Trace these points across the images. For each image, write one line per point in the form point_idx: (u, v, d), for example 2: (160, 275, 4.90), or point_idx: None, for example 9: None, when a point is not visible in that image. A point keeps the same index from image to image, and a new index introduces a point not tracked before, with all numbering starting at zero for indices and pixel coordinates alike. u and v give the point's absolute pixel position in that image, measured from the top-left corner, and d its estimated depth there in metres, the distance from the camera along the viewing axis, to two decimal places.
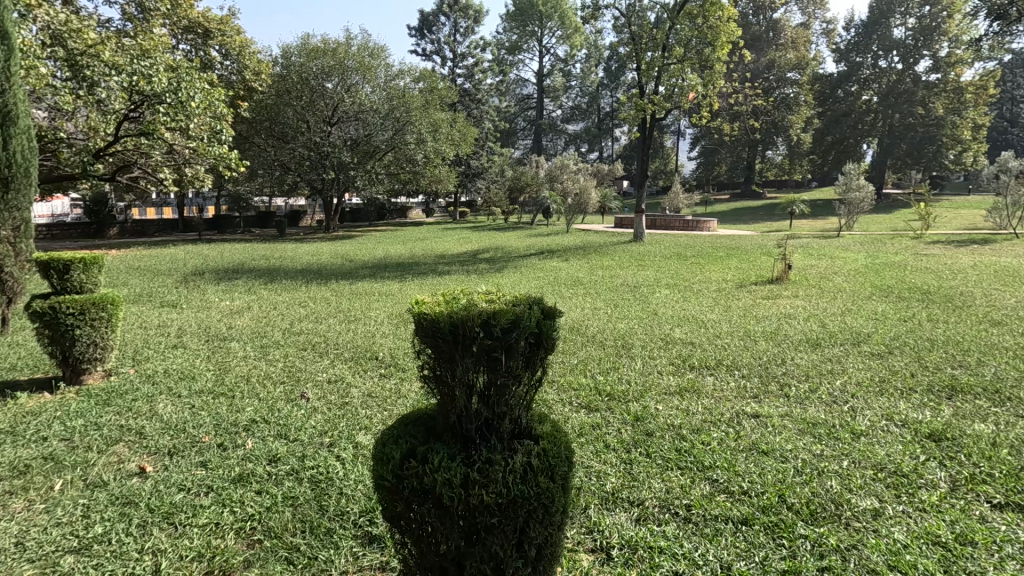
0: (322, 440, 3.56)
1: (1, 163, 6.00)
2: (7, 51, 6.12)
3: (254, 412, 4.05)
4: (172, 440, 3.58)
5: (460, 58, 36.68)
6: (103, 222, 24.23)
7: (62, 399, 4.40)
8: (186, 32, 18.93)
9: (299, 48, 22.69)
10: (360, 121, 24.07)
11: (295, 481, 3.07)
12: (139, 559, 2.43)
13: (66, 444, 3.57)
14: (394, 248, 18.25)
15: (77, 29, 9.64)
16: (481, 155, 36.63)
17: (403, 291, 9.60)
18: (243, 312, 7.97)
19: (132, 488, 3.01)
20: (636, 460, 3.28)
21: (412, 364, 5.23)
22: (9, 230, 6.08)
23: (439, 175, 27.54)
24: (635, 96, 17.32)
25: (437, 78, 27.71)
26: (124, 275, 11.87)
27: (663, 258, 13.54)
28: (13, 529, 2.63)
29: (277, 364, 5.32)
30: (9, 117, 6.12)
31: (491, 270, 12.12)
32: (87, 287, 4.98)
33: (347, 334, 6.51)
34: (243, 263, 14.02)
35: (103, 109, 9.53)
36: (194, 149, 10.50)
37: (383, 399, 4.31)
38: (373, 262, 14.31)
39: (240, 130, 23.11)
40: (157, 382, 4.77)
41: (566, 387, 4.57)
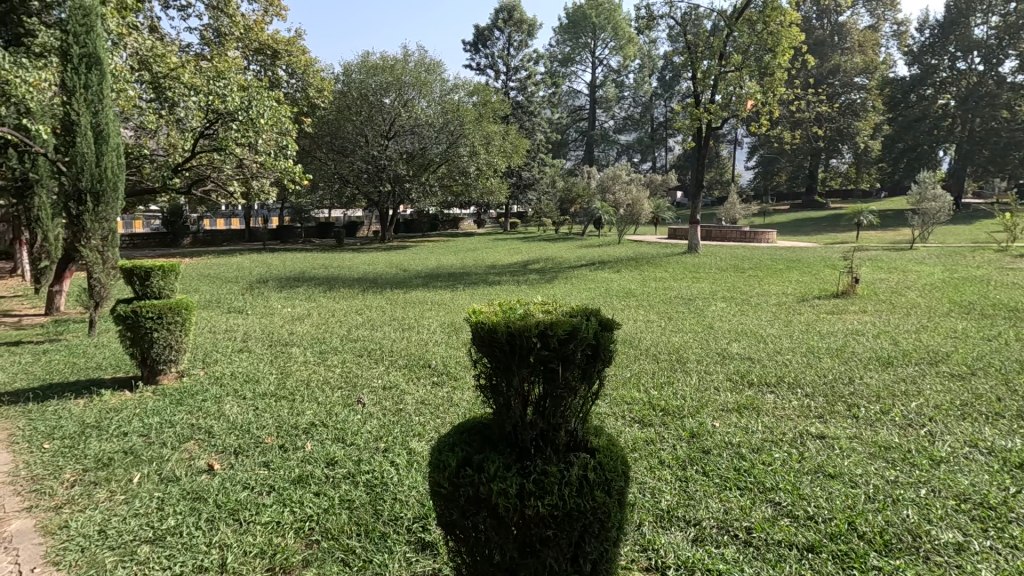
0: (377, 445, 3.65)
1: (93, 178, 6.56)
2: (101, 76, 6.66)
3: (313, 416, 4.19)
4: (239, 440, 3.76)
5: (513, 72, 37.14)
6: (178, 232, 26.05)
7: (140, 398, 4.68)
8: (258, 55, 20.17)
9: (359, 66, 23.64)
10: (417, 135, 24.82)
11: (352, 484, 3.15)
12: (207, 554, 2.54)
13: (143, 440, 3.81)
14: (447, 258, 18.56)
15: (161, 54, 10.66)
16: (533, 167, 36.86)
17: (456, 300, 9.77)
18: (303, 318, 8.31)
19: (201, 484, 3.17)
20: (692, 478, 3.18)
21: (464, 372, 5.29)
22: (98, 240, 6.62)
23: (491, 187, 27.90)
24: (690, 105, 17.03)
25: (490, 92, 28.11)
26: (197, 282, 12.66)
27: (719, 270, 13.17)
28: (96, 518, 2.83)
29: (335, 369, 5.51)
30: (101, 135, 6.70)
31: (542, 281, 12.15)
32: (164, 293, 5.34)
33: (401, 341, 6.67)
34: (304, 272, 14.62)
35: (182, 127, 10.11)
36: (261, 163, 10.96)
37: (435, 406, 4.37)
38: (426, 272, 14.61)
39: (303, 145, 24.20)
40: (224, 384, 5.04)
41: (619, 400, 4.49)
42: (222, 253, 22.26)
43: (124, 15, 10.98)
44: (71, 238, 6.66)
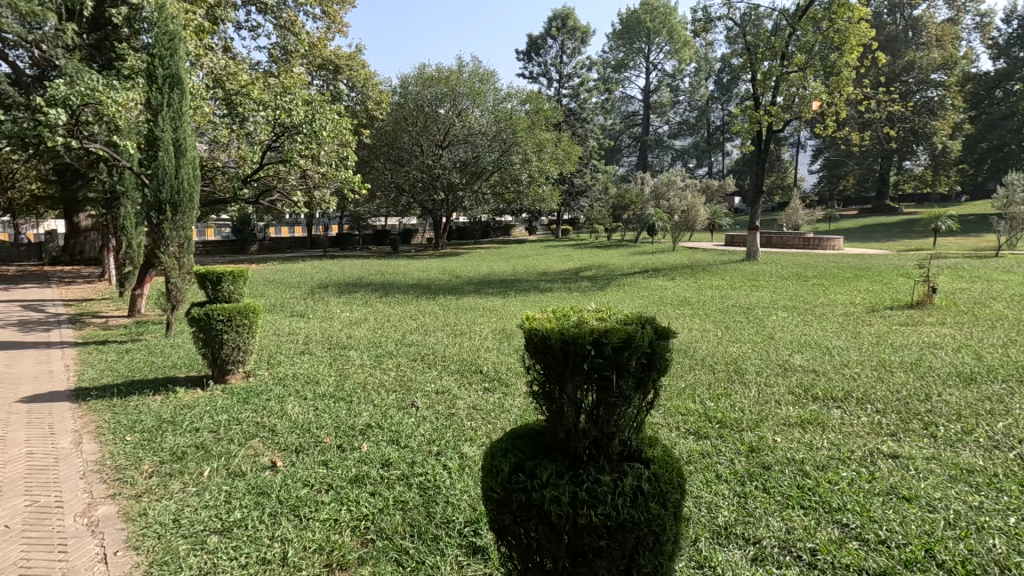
0: (430, 448, 3.71)
1: (172, 190, 7.04)
2: (181, 95, 7.13)
3: (369, 418, 4.32)
4: (299, 439, 3.91)
5: (566, 79, 37.14)
6: (245, 239, 27.56)
7: (210, 396, 4.97)
8: (321, 70, 21.02)
9: (415, 77, 24.26)
10: (470, 144, 25.21)
11: (406, 485, 3.22)
12: (270, 547, 2.66)
13: (212, 435, 4.03)
14: (499, 265, 18.69)
15: (232, 72, 11.51)
16: (586, 174, 36.67)
17: (508, 307, 9.83)
18: (360, 322, 8.58)
19: (265, 480, 3.33)
20: (751, 494, 3.06)
21: (515, 379, 5.30)
22: (175, 247, 7.08)
23: (543, 194, 27.99)
24: (749, 108, 16.50)
25: (542, 100, 28.21)
26: (263, 287, 13.33)
27: (780, 278, 12.66)
28: (171, 507, 3.02)
29: (390, 373, 5.65)
30: (179, 148, 7.17)
31: (594, 288, 12.03)
32: (234, 297, 5.66)
33: (453, 346, 6.77)
34: (361, 278, 15.11)
35: (251, 140, 10.64)
36: (323, 173, 11.42)
37: (487, 412, 4.40)
38: (478, 279, 14.77)
39: (362, 156, 25.06)
40: (287, 385, 5.26)
41: (673, 411, 4.38)
42: (285, 259, 23.34)
43: (201, 38, 11.77)
44: (153, 245, 7.19)
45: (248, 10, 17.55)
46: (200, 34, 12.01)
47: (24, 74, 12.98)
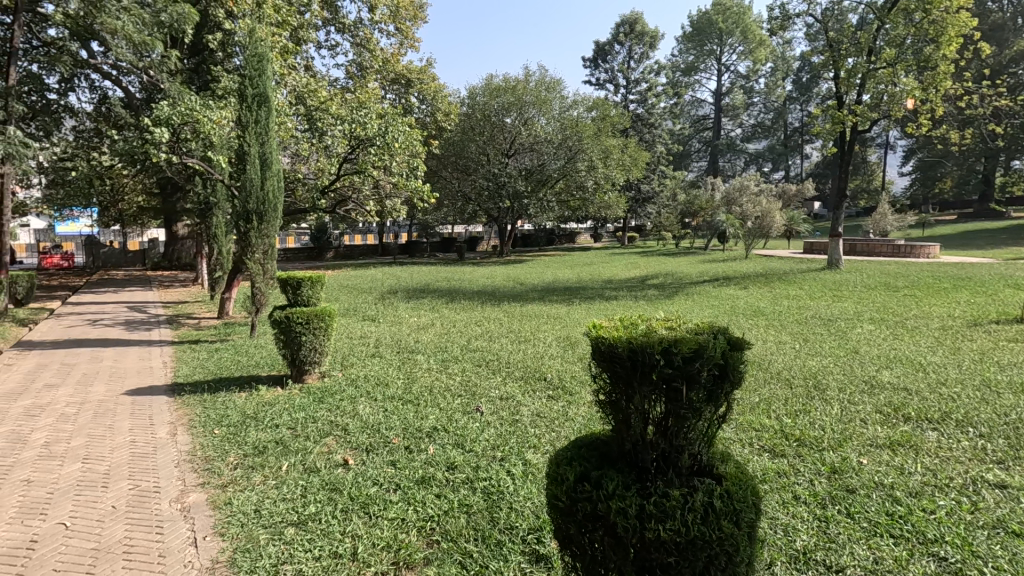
0: (494, 453, 3.74)
1: (258, 200, 7.54)
2: (268, 112, 7.66)
3: (435, 421, 4.42)
4: (370, 439, 4.06)
5: (634, 85, 36.64)
6: (322, 247, 29.12)
7: (289, 394, 5.26)
8: (393, 84, 21.84)
9: (483, 88, 24.74)
10: (535, 151, 25.37)
11: (470, 489, 3.26)
12: (342, 541, 2.77)
13: (291, 432, 4.26)
14: (563, 273, 18.65)
15: (313, 89, 12.21)
16: (653, 180, 35.98)
17: (572, 315, 9.77)
18: (427, 327, 8.79)
19: (338, 476, 3.48)
20: (833, 518, 2.86)
21: (579, 388, 5.25)
22: (260, 254, 7.58)
23: (609, 201, 27.74)
24: (831, 108, 15.61)
25: (609, 106, 28.01)
26: (338, 292, 13.99)
27: (865, 288, 11.83)
28: (253, 498, 3.22)
29: (456, 378, 5.76)
30: (265, 162, 7.67)
31: (661, 297, 11.72)
32: (312, 301, 5.99)
33: (517, 353, 6.82)
34: (429, 284, 15.54)
35: (329, 153, 11.22)
36: (394, 183, 11.85)
37: (551, 419, 4.39)
38: (543, 286, 14.81)
39: (431, 166, 25.87)
40: (358, 386, 5.48)
41: (746, 426, 4.18)
42: (358, 266, 24.41)
43: (286, 58, 12.59)
44: (241, 251, 7.73)
45: (328, 30, 18.65)
46: (285, 55, 12.87)
47: (135, 97, 14.39)
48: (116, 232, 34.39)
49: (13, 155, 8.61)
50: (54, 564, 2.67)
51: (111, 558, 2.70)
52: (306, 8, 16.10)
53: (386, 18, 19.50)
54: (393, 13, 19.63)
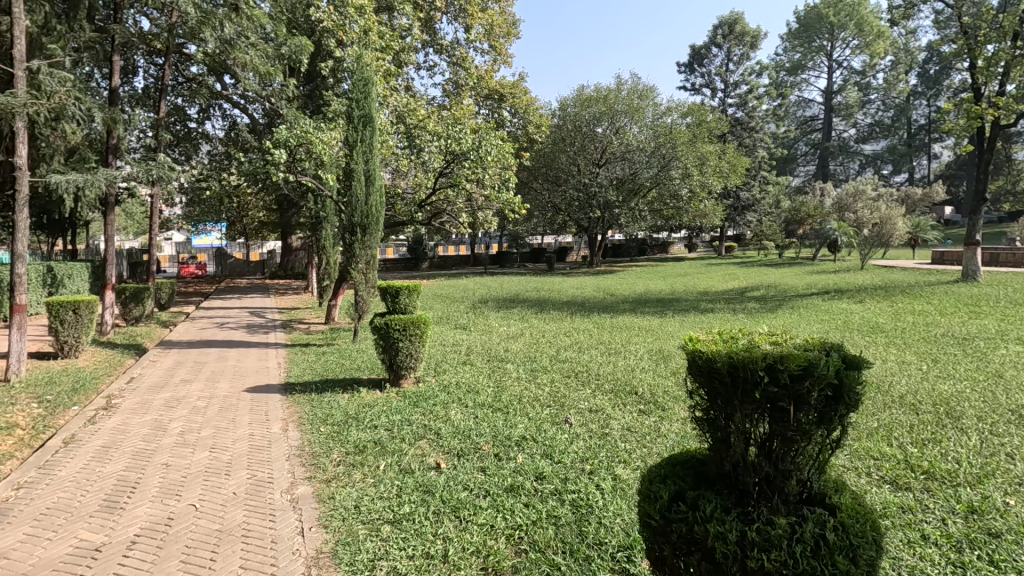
0: (582, 466, 3.70)
1: (362, 213, 8.05)
2: (371, 131, 8.16)
3: (524, 430, 4.45)
4: (461, 444, 4.17)
5: (733, 88, 35.03)
6: (418, 257, 30.53)
7: (387, 397, 5.55)
8: (487, 100, 22.36)
9: (575, 99, 24.77)
10: (627, 160, 24.93)
11: (558, 501, 3.24)
12: (434, 542, 2.86)
13: (388, 433, 4.48)
14: (655, 284, 18.10)
15: (412, 108, 12.87)
16: (754, 186, 34.08)
17: (665, 327, 9.45)
18: (517, 337, 8.89)
19: (430, 479, 3.61)
20: (972, 565, 2.52)
21: (673, 403, 5.05)
22: (363, 264, 8.07)
23: (705, 210, 26.63)
24: (967, 101, 13.93)
25: (706, 111, 26.96)
26: (432, 301, 14.56)
27: (1010, 303, 10.37)
28: (354, 494, 3.42)
29: (544, 388, 5.76)
30: (369, 178, 8.17)
31: (763, 310, 11.02)
32: (409, 309, 6.30)
33: (607, 365, 6.71)
34: (519, 293, 15.73)
35: (426, 168, 11.74)
36: (486, 195, 12.16)
37: (642, 434, 4.26)
38: (634, 297, 14.47)
39: (522, 177, 26.37)
40: (450, 392, 5.65)
41: (862, 453, 3.81)
42: (451, 276, 25.30)
43: (388, 81, 13.40)
44: (346, 262, 8.30)
45: (427, 51, 19.61)
46: (387, 78, 13.70)
47: (258, 123, 15.97)
48: (240, 244, 38.24)
49: (162, 178, 9.88)
50: (187, 540, 2.99)
51: (231, 540, 2.97)
52: (407, 33, 17.07)
53: (481, 37, 20.15)
54: (488, 30, 20.25)
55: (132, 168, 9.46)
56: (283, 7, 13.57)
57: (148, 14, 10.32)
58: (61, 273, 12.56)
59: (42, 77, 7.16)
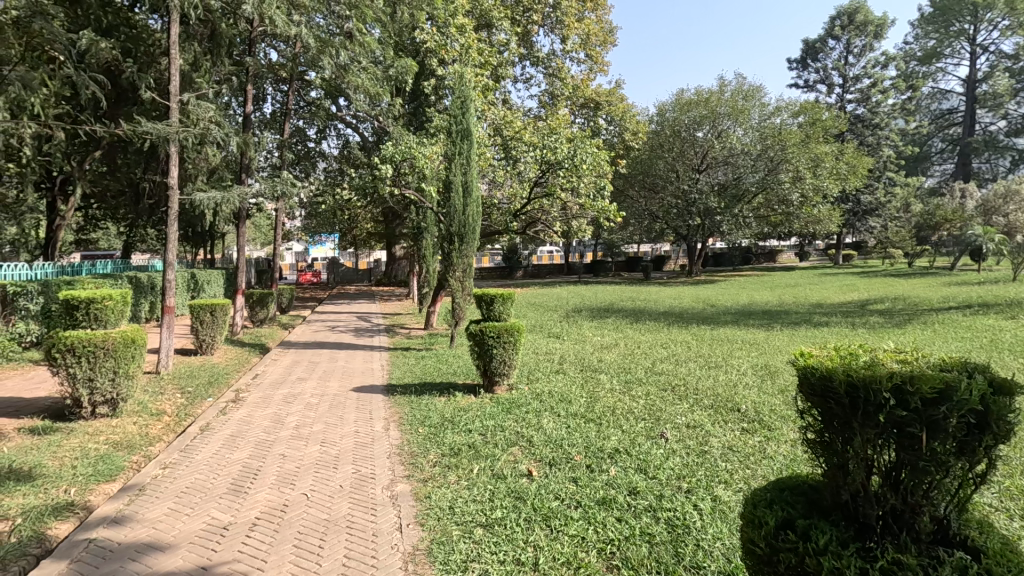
0: (679, 484, 3.53)
1: (459, 223, 8.34)
2: (469, 145, 8.44)
3: (617, 442, 4.34)
4: (553, 453, 4.16)
5: (853, 83, 32.14)
6: (513, 266, 31.12)
7: (481, 402, 5.69)
8: (583, 108, 21.99)
9: (673, 104, 23.96)
10: (730, 165, 23.72)
11: (653, 518, 3.12)
12: (525, 549, 2.87)
13: (482, 438, 4.58)
14: (761, 295, 16.98)
15: (508, 120, 13.14)
16: (877, 189, 30.98)
17: (771, 341, 8.82)
18: (611, 347, 8.74)
19: (522, 485, 3.64)
20: None
21: (781, 423, 4.69)
22: (460, 273, 8.36)
23: (819, 215, 24.63)
24: None
25: (821, 109, 24.97)
26: (526, 309, 14.73)
27: None
28: (449, 495, 3.53)
29: (639, 400, 5.59)
30: (466, 189, 8.43)
31: (889, 325, 9.93)
32: (503, 317, 6.40)
33: (707, 380, 6.39)
34: (613, 303, 15.47)
35: (521, 178, 11.90)
36: (581, 204, 12.09)
37: (746, 455, 3.99)
38: (737, 308, 13.68)
39: (618, 186, 26.05)
40: (543, 400, 5.66)
41: (1016, 492, 3.29)
42: (545, 284, 25.47)
43: (486, 95, 13.79)
44: (444, 270, 8.63)
45: (524, 64, 19.92)
46: (485, 92, 14.12)
47: (368, 141, 17.11)
48: (350, 253, 41.16)
49: (284, 194, 10.88)
50: (298, 527, 3.24)
51: (337, 530, 3.18)
52: (505, 48, 17.50)
53: (577, 47, 20.19)
54: (585, 40, 20.24)
55: (260, 186, 10.50)
56: (391, 31, 14.49)
57: (276, 47, 11.43)
58: (202, 279, 14.22)
59: (192, 108, 8.21)
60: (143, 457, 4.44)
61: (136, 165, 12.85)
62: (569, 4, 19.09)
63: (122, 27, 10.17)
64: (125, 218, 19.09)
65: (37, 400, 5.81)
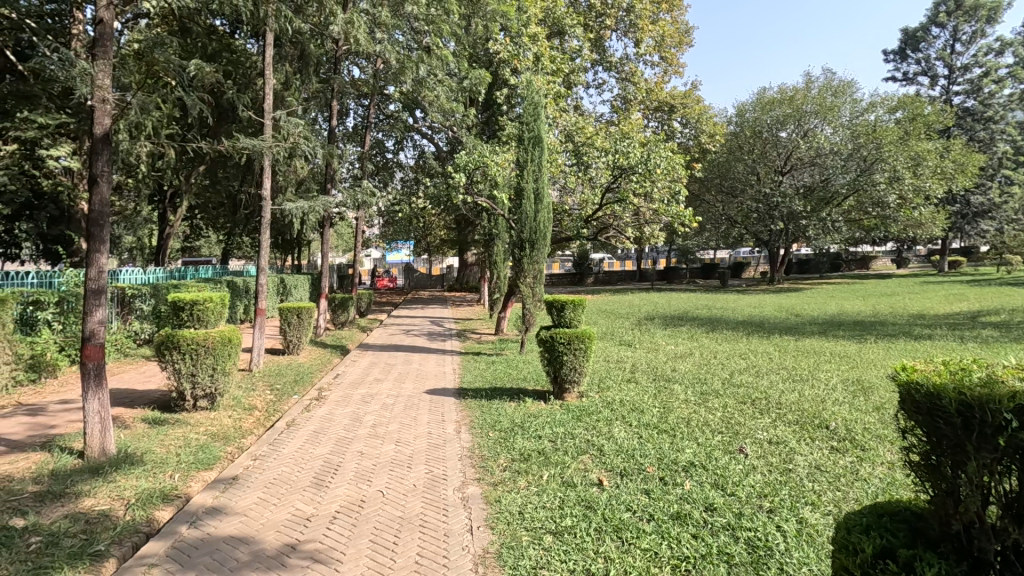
0: (760, 503, 3.34)
1: (530, 230, 8.38)
2: (540, 152, 8.48)
3: (693, 455, 4.18)
4: (624, 463, 4.07)
5: (961, 73, 29.36)
6: (584, 273, 30.93)
7: (551, 409, 5.66)
8: (657, 112, 21.51)
9: (754, 104, 22.94)
10: (817, 166, 22.34)
11: (731, 537, 2.98)
12: (595, 560, 2.82)
13: (552, 444, 4.57)
14: (854, 304, 15.79)
15: (580, 126, 13.10)
16: (990, 189, 28.03)
17: (865, 354, 8.17)
18: (685, 357, 8.44)
19: (593, 494, 3.58)
20: None
21: (876, 444, 4.33)
22: (531, 279, 8.41)
23: (920, 218, 22.60)
24: None
25: (923, 103, 22.98)
26: (597, 316, 14.55)
27: None
28: (519, 500, 3.54)
29: (716, 413, 5.35)
30: (537, 196, 8.47)
31: (1006, 339, 8.91)
32: (574, 323, 6.36)
33: (791, 394, 6.01)
34: (688, 311, 14.93)
35: (593, 184, 11.79)
36: (655, 210, 11.81)
37: (835, 476, 3.72)
38: (825, 318, 12.80)
39: (694, 190, 25.24)
40: (614, 409, 5.55)
41: None
42: (616, 291, 25.03)
43: (558, 103, 13.87)
44: (515, 275, 8.70)
45: (596, 70, 19.85)
46: (557, 99, 14.18)
47: (442, 150, 17.63)
48: (425, 259, 42.50)
49: (365, 203, 11.43)
50: (375, 523, 3.36)
51: (411, 528, 3.28)
52: (578, 54, 17.48)
53: (651, 49, 19.80)
54: (659, 42, 19.85)
55: (343, 196, 11.10)
56: (466, 44, 14.89)
57: (358, 64, 12.04)
58: (290, 283, 15.20)
59: (283, 124, 8.81)
60: (236, 448, 4.78)
61: (235, 178, 13.96)
62: (644, 6, 18.76)
63: (224, 53, 11.13)
64: (225, 227, 20.77)
65: (148, 393, 6.43)
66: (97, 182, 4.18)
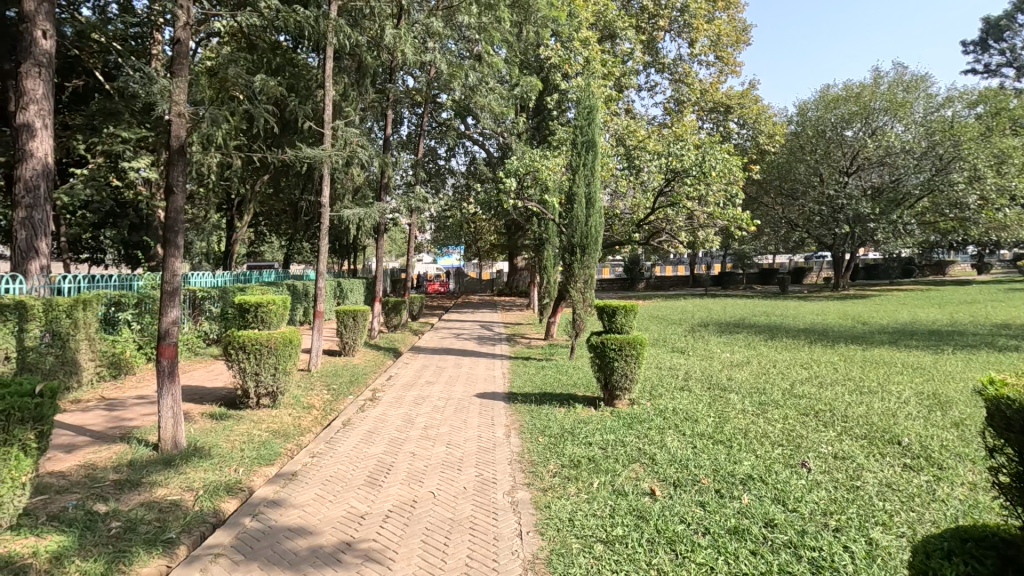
0: (825, 521, 3.17)
1: (580, 234, 8.32)
2: (591, 155, 8.42)
3: (751, 468, 4.02)
4: (677, 473, 3.97)
5: None
6: (635, 278, 30.44)
7: (601, 416, 5.59)
8: (711, 113, 20.94)
9: (817, 102, 21.98)
10: (886, 166, 21.11)
11: (794, 556, 2.84)
12: (647, 572, 2.75)
13: (602, 451, 4.51)
14: (928, 312, 14.78)
15: (631, 130, 12.92)
16: None
17: (940, 366, 7.61)
18: (742, 365, 8.14)
19: (644, 504, 3.50)
20: None
21: (954, 462, 4.02)
22: (582, 284, 8.34)
23: (1004, 220, 20.92)
24: None
25: (1006, 96, 21.34)
26: (649, 322, 14.24)
27: None
28: (569, 507, 3.50)
29: (776, 425, 5.12)
30: (588, 200, 8.41)
31: None
32: (624, 327, 6.25)
33: (858, 406, 5.68)
34: (744, 318, 14.41)
35: (645, 187, 11.58)
36: (710, 213, 11.48)
37: (909, 495, 3.48)
38: (895, 327, 12.05)
39: (752, 193, 24.39)
40: (666, 418, 5.41)
41: None
42: (668, 297, 24.44)
43: (609, 106, 13.74)
44: (565, 280, 8.65)
45: (649, 72, 19.56)
46: (608, 102, 14.04)
47: (493, 156, 17.81)
48: (475, 264, 42.94)
49: (417, 209, 11.70)
50: (426, 523, 3.41)
51: (462, 530, 3.30)
52: (630, 57, 17.29)
53: (706, 49, 19.32)
54: (714, 42, 19.34)
55: (397, 202, 11.40)
56: (518, 50, 15.01)
57: (412, 74, 12.34)
58: (346, 287, 15.74)
59: (340, 133, 9.15)
60: (296, 445, 4.98)
61: (296, 187, 14.59)
62: (699, 6, 18.29)
63: (288, 67, 11.68)
64: (286, 233, 21.72)
65: (215, 390, 6.78)
66: (173, 191, 4.46)
